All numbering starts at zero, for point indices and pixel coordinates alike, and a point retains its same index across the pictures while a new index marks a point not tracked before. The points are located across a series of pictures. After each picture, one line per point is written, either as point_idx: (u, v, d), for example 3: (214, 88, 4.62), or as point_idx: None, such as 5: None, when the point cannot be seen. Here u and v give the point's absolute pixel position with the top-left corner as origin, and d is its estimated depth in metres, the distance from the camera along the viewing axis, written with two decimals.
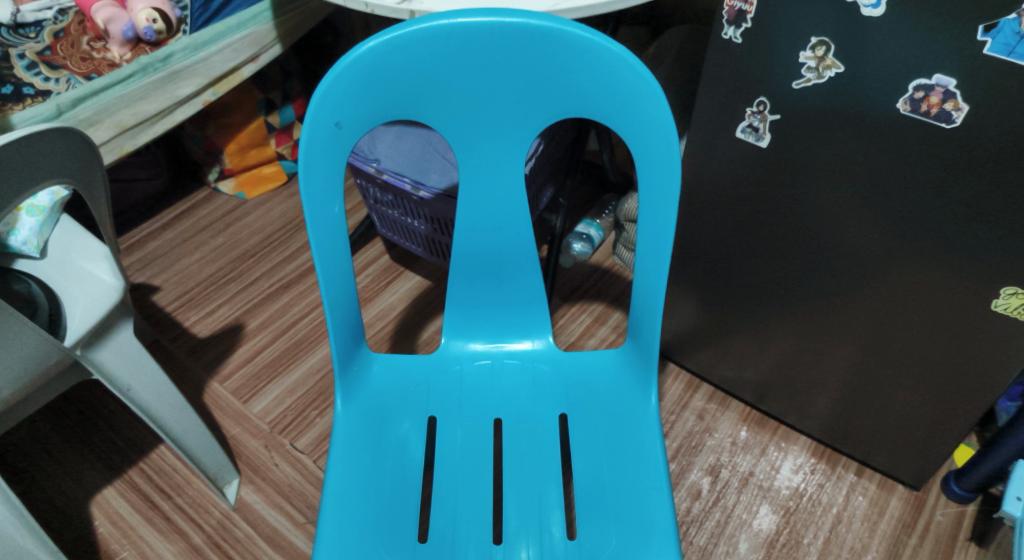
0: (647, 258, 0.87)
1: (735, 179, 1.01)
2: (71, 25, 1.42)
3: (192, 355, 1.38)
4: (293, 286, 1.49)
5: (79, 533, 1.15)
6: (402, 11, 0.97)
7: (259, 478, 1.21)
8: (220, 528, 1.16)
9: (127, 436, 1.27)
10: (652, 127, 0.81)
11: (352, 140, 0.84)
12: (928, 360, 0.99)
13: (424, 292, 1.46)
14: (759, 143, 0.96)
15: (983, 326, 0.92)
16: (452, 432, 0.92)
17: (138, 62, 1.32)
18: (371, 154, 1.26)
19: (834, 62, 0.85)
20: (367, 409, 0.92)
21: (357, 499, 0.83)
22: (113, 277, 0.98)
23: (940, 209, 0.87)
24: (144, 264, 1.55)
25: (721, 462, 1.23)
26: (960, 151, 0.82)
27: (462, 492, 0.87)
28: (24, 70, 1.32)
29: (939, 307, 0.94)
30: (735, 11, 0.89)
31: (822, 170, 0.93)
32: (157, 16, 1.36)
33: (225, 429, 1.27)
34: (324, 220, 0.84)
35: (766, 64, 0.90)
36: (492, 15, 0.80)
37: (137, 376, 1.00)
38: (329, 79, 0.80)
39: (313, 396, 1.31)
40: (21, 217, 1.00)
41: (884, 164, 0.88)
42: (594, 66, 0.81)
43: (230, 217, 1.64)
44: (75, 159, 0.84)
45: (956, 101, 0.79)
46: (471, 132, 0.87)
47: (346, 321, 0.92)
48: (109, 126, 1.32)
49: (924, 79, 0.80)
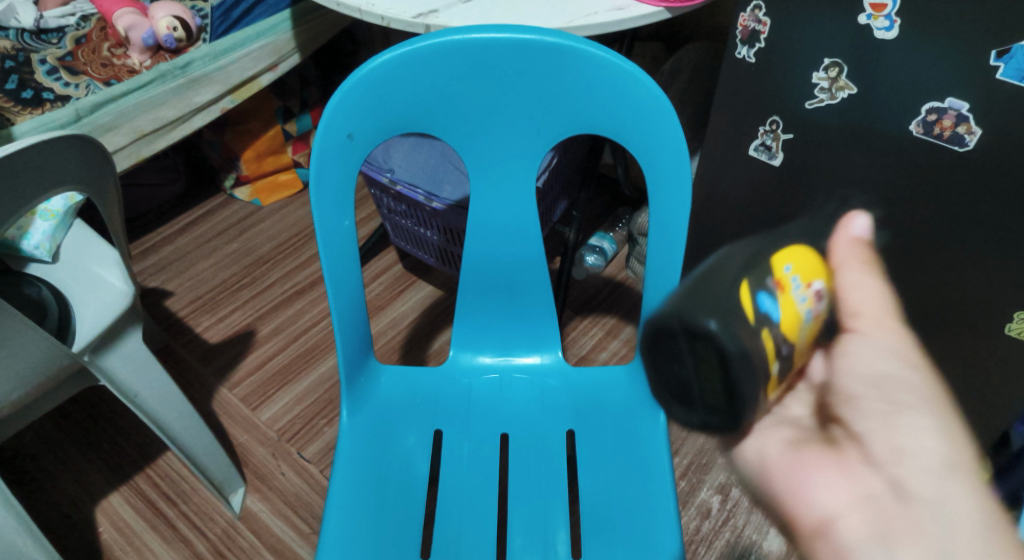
0: (658, 275, 0.87)
1: (749, 197, 1.01)
2: (93, 32, 1.45)
3: (203, 361, 1.39)
4: (305, 294, 1.50)
5: (84, 538, 1.16)
6: (418, 25, 0.98)
7: (265, 487, 1.22)
8: (225, 536, 1.17)
9: (135, 441, 1.28)
10: (664, 145, 0.81)
11: (364, 152, 0.84)
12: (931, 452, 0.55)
13: (435, 302, 1.47)
14: (772, 162, 0.96)
15: (997, 352, 0.90)
16: (458, 447, 0.92)
17: (158, 69, 1.33)
18: (385, 164, 1.26)
19: (847, 83, 0.84)
20: (371, 421, 0.92)
21: (361, 513, 0.83)
22: (124, 284, 0.99)
23: (955, 232, 0.85)
24: (159, 269, 1.56)
25: (731, 481, 1.22)
26: (971, 173, 0.81)
27: (466, 506, 0.87)
28: (45, 75, 1.34)
29: (955, 332, 0.92)
30: (750, 30, 0.89)
31: (835, 193, 0.92)
32: (177, 23, 1.38)
33: (232, 436, 1.28)
34: (334, 232, 0.85)
35: (779, 84, 0.89)
36: (505, 30, 0.80)
37: (144, 381, 1.01)
38: (343, 91, 0.81)
39: (321, 406, 1.31)
40: (34, 221, 1.00)
41: (897, 187, 0.87)
42: (609, 84, 0.81)
43: (245, 224, 1.65)
44: (88, 167, 0.85)
45: (969, 124, 0.78)
46: (483, 146, 0.88)
47: (355, 333, 0.92)
48: (127, 132, 1.34)
49: (937, 102, 0.79)
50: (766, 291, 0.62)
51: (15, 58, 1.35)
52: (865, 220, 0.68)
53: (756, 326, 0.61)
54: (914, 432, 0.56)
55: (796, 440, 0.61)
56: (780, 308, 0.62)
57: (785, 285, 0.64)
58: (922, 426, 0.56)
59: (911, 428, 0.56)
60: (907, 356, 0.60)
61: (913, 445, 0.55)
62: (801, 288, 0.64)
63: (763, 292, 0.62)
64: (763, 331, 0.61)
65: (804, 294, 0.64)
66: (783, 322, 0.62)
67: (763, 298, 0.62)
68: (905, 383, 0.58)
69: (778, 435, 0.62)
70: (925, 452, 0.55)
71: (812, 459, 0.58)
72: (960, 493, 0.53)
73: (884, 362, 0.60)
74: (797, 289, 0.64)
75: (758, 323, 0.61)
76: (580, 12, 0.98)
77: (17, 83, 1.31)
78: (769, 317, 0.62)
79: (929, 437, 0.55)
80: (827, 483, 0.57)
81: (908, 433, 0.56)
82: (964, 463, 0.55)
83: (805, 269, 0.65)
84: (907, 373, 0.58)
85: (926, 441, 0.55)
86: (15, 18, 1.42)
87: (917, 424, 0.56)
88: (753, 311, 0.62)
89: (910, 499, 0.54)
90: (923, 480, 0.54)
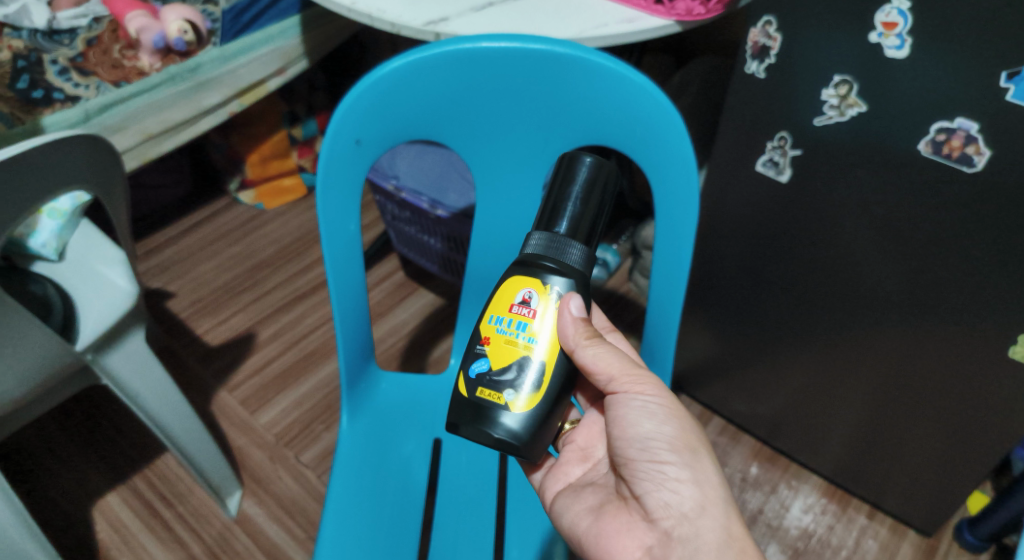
0: (663, 288, 0.87)
1: (755, 212, 1.00)
2: (104, 34, 1.45)
3: (203, 363, 1.38)
4: (307, 298, 1.49)
5: (79, 538, 1.16)
6: (428, 32, 0.98)
7: (262, 490, 1.21)
8: (221, 539, 1.16)
9: (132, 440, 1.28)
10: (673, 157, 0.81)
11: (372, 157, 0.84)
12: (688, 507, 0.72)
13: (436, 310, 1.46)
14: (779, 177, 0.95)
15: (1000, 373, 0.90)
16: (457, 456, 0.91)
17: (167, 72, 1.34)
18: (390, 171, 1.26)
19: (857, 101, 0.84)
20: (370, 427, 0.92)
21: (358, 518, 0.82)
22: (127, 282, 0.98)
23: (960, 252, 0.85)
24: (161, 270, 1.56)
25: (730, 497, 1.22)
26: (977, 195, 0.81)
27: (464, 513, 0.87)
28: (55, 75, 1.33)
29: (957, 353, 0.92)
30: (759, 46, 0.89)
31: (841, 211, 0.92)
32: (188, 28, 1.39)
33: (230, 439, 1.27)
34: (339, 236, 0.85)
35: (787, 100, 0.89)
36: (517, 39, 0.80)
37: (146, 383, 1.01)
38: (353, 96, 0.81)
39: (320, 411, 1.31)
40: (42, 219, 0.97)
41: (903, 206, 0.87)
42: (619, 96, 0.81)
43: (249, 227, 1.65)
44: (96, 164, 0.85)
45: (978, 144, 0.78)
46: (490, 155, 0.88)
47: (356, 338, 0.92)
48: (133, 133, 1.34)
49: (946, 122, 0.79)
50: (472, 360, 0.71)
51: (26, 57, 1.35)
52: (576, 293, 0.71)
53: (472, 395, 0.70)
54: (673, 486, 0.73)
55: (601, 505, 0.76)
56: (489, 360, 0.70)
57: (489, 335, 0.71)
58: (678, 478, 0.73)
59: (671, 482, 0.73)
60: (667, 414, 0.74)
61: (672, 498, 0.72)
62: (505, 321, 0.70)
63: (470, 362, 0.71)
64: (478, 393, 0.70)
65: (508, 323, 0.70)
66: (496, 364, 0.70)
67: (471, 368, 0.71)
68: (666, 443, 0.73)
69: (587, 501, 0.77)
70: (682, 502, 0.72)
71: (610, 523, 0.74)
72: (709, 526, 0.71)
73: (652, 423, 0.74)
74: (501, 327, 0.70)
75: (472, 390, 0.70)
76: (590, 23, 0.98)
77: (28, 82, 1.31)
78: (483, 376, 0.70)
79: (683, 486, 0.73)
80: (624, 542, 0.73)
81: (671, 489, 0.72)
82: (710, 500, 0.72)
83: (508, 295, 0.71)
84: (668, 428, 0.74)
85: (682, 489, 0.72)
86: (28, 17, 1.40)
87: (676, 477, 0.73)
88: (465, 385, 0.71)
89: (674, 542, 0.71)
90: (682, 525, 0.72)
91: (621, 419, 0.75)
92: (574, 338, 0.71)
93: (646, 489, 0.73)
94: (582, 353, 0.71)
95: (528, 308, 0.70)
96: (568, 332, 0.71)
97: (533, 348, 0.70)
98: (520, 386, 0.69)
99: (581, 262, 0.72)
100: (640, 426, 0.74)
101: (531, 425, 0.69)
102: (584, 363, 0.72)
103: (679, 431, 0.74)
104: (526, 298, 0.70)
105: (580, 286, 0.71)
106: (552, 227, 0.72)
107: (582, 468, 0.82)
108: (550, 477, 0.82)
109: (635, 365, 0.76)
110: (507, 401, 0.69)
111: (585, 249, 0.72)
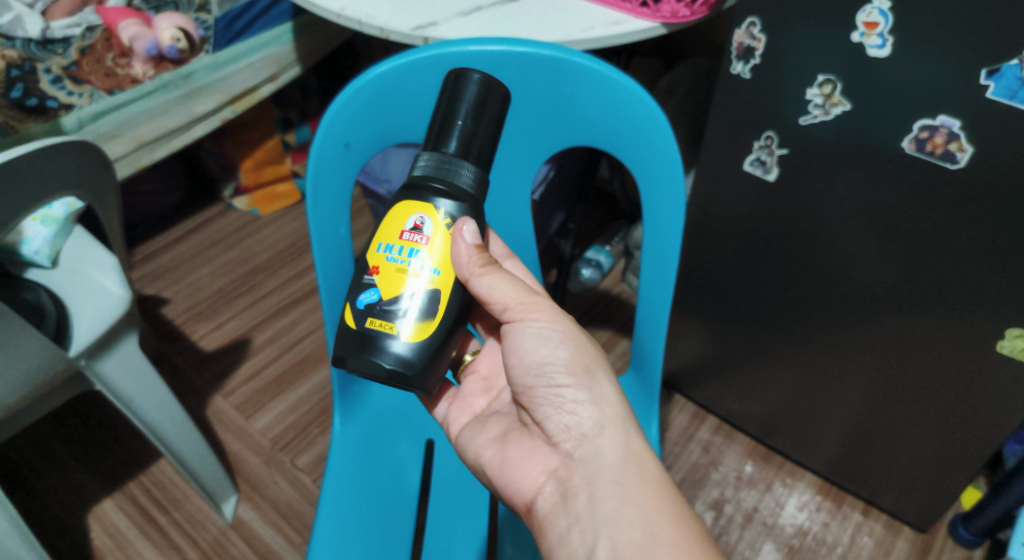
0: (651, 287, 0.87)
1: (748, 213, 1.01)
2: (98, 42, 1.44)
3: (197, 369, 1.39)
4: (301, 302, 1.50)
5: (76, 545, 1.16)
6: (416, 37, 0.99)
7: (258, 495, 1.22)
8: (217, 544, 1.17)
9: (128, 446, 1.28)
10: (659, 157, 0.81)
11: (361, 161, 0.85)
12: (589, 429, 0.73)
13: None
14: (767, 176, 0.96)
15: (989, 368, 0.90)
16: (450, 457, 0.92)
17: (160, 80, 1.34)
18: (382, 175, 1.26)
19: (841, 100, 0.85)
20: (364, 428, 0.91)
21: (351, 518, 0.82)
22: (120, 288, 0.98)
23: (948, 248, 0.86)
24: (155, 276, 1.56)
25: (725, 496, 1.22)
26: (962, 192, 0.82)
27: (456, 513, 0.88)
28: (49, 84, 1.33)
29: (944, 348, 0.93)
30: (744, 46, 0.89)
31: (830, 210, 0.93)
32: (181, 35, 1.40)
33: (226, 444, 1.28)
34: (330, 240, 0.86)
35: (774, 100, 0.90)
36: (503, 43, 0.81)
37: (140, 388, 1.02)
38: (341, 100, 0.81)
39: (314, 415, 1.32)
40: (33, 226, 0.97)
41: (889, 202, 0.87)
42: (604, 97, 0.81)
43: (243, 232, 1.66)
44: (86, 170, 0.86)
45: (960, 141, 0.79)
46: None
47: None
48: (128, 141, 1.34)
49: (929, 119, 0.80)
50: (360, 292, 0.71)
51: (20, 67, 1.34)
52: (472, 221, 0.70)
53: (362, 326, 0.70)
54: (571, 408, 0.73)
55: (504, 434, 0.79)
56: (379, 290, 0.70)
57: (378, 264, 0.70)
58: (575, 399, 0.73)
59: (569, 405, 0.73)
60: (559, 337, 0.74)
61: (571, 420, 0.73)
62: (395, 249, 0.70)
63: (357, 293, 0.71)
64: (367, 324, 0.70)
65: (398, 251, 0.70)
66: (386, 294, 0.70)
67: (360, 298, 0.70)
68: (560, 367, 0.73)
69: (491, 431, 0.80)
70: (581, 424, 0.73)
71: (514, 450, 0.76)
72: (609, 444, 0.72)
73: (547, 348, 0.74)
74: (391, 256, 0.70)
75: (361, 322, 0.70)
76: (577, 26, 0.99)
77: (21, 91, 1.30)
78: (373, 306, 0.70)
79: (581, 408, 0.73)
80: (527, 469, 0.74)
81: (570, 412, 0.73)
82: (610, 419, 0.73)
83: (399, 222, 0.70)
84: (562, 352, 0.73)
85: (579, 410, 0.73)
86: (21, 27, 1.41)
87: (573, 399, 0.73)
88: (353, 316, 0.71)
89: (575, 463, 0.72)
90: (583, 447, 0.72)
91: (515, 347, 0.75)
92: (468, 267, 0.71)
93: (548, 416, 0.74)
94: (477, 282, 0.72)
95: (420, 234, 0.70)
96: (462, 259, 0.71)
97: (429, 276, 0.70)
98: (410, 314, 0.69)
99: (472, 184, 0.72)
100: (534, 352, 0.74)
101: (422, 350, 0.70)
102: (479, 292, 0.72)
103: (574, 352, 0.74)
104: (418, 225, 0.70)
105: (472, 208, 0.71)
106: (442, 147, 0.71)
107: (486, 398, 0.85)
108: (454, 409, 0.84)
109: (530, 293, 0.75)
110: (399, 329, 0.69)
111: (474, 170, 0.72)
